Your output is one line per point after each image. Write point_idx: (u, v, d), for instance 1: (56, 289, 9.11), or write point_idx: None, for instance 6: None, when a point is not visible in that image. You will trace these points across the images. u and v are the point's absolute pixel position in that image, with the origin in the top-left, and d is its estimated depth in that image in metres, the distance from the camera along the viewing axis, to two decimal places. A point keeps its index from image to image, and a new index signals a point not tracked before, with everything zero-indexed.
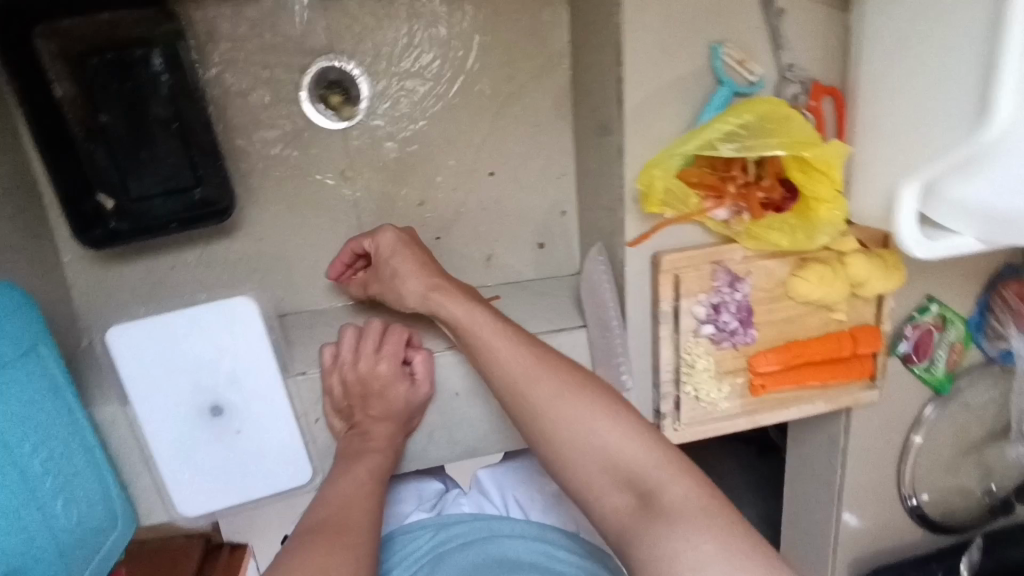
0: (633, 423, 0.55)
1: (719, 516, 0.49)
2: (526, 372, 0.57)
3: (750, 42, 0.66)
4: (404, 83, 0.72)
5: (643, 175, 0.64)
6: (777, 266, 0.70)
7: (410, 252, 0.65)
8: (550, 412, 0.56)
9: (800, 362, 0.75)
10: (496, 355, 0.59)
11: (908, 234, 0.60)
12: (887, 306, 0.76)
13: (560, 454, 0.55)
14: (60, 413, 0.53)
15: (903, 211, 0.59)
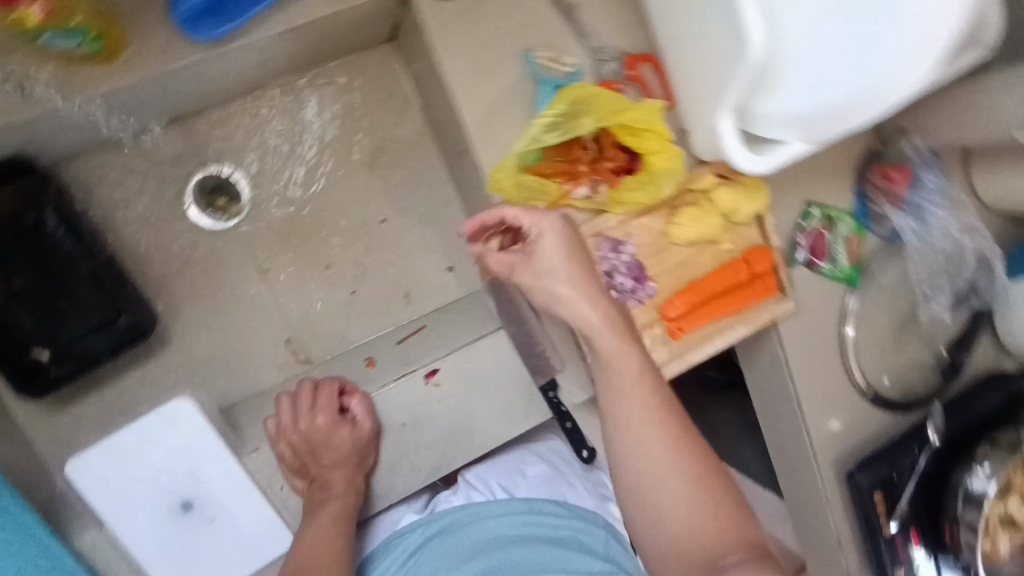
0: (732, 526, 0.60)
1: None
2: (666, 446, 0.61)
3: (557, 41, 0.74)
4: (277, 170, 0.82)
5: (495, 181, 0.72)
6: (652, 221, 0.79)
7: (576, 258, 0.66)
8: (649, 455, 0.61)
9: (707, 297, 0.82)
10: (626, 392, 0.63)
11: (739, 157, 0.68)
12: (767, 224, 0.83)
13: (648, 494, 0.61)
14: (34, 553, 0.58)
15: (726, 141, 0.67)
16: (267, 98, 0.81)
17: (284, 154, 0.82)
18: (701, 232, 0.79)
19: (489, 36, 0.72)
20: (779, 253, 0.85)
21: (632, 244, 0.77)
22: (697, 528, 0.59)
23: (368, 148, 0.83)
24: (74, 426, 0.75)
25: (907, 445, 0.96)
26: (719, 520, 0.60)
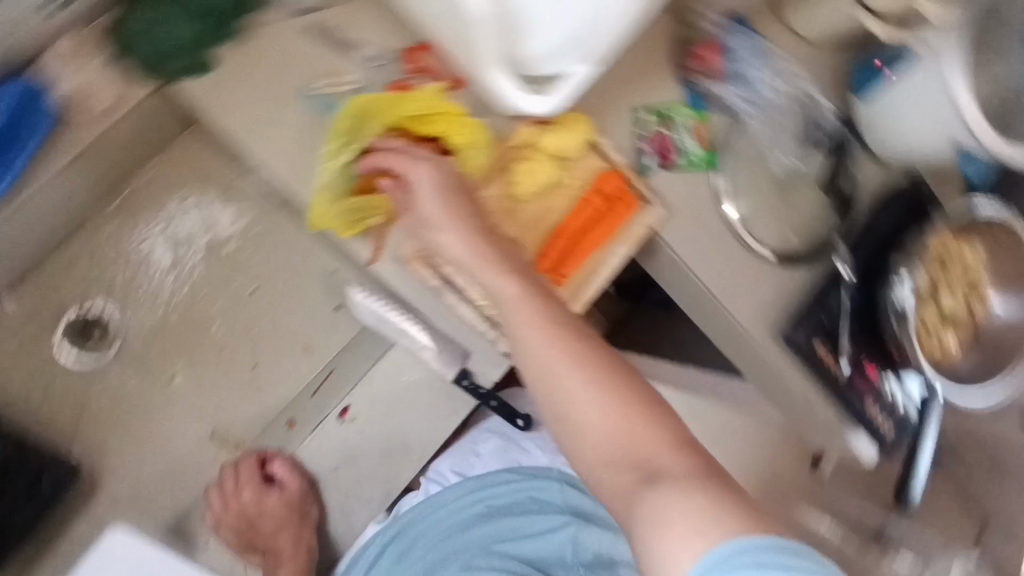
0: (655, 418, 0.59)
1: (730, 504, 0.53)
2: (564, 359, 0.60)
3: (329, 65, 0.75)
4: (134, 293, 0.94)
5: (318, 217, 0.72)
6: (493, 189, 0.81)
7: (452, 200, 0.67)
8: (568, 378, 0.59)
9: (574, 237, 0.84)
10: (534, 324, 0.62)
11: (534, 103, 0.70)
12: (604, 147, 0.86)
13: (574, 416, 0.59)
14: None
15: (514, 95, 0.70)
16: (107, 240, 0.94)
17: (140, 280, 0.94)
18: (541, 182, 0.82)
19: (263, 89, 0.74)
20: (626, 167, 0.87)
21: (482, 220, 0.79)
22: (628, 441, 0.58)
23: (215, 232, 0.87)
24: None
25: (828, 290, 0.98)
26: (652, 430, 0.58)
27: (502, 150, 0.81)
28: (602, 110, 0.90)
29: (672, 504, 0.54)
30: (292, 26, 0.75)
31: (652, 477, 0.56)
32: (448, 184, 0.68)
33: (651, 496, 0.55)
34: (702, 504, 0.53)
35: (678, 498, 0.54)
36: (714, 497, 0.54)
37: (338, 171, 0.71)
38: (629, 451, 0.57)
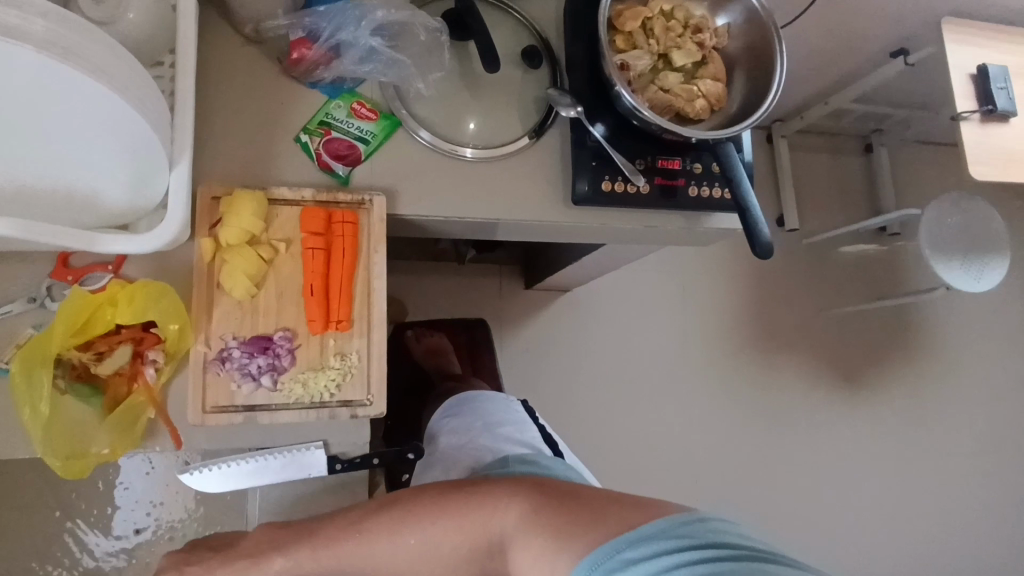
0: (472, 509, 0.76)
1: (550, 524, 0.69)
2: (394, 528, 0.78)
3: (6, 334, 0.76)
4: None
5: (81, 461, 0.75)
6: (222, 308, 0.80)
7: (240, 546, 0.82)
8: (405, 560, 0.79)
9: (325, 287, 0.83)
10: (354, 554, 0.79)
11: (165, 228, 0.73)
12: (286, 196, 0.85)
13: (440, 557, 0.78)
14: None
15: (142, 240, 0.72)
16: None
17: None
18: (255, 269, 0.80)
19: None
20: (317, 197, 0.86)
21: (234, 341, 0.80)
22: (474, 536, 0.76)
23: None
24: None
25: (578, 137, 0.96)
26: (474, 514, 0.76)
27: (198, 278, 0.80)
28: (261, 162, 0.87)
29: (529, 552, 0.70)
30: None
31: (503, 540, 0.74)
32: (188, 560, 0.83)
33: (513, 555, 0.72)
34: (542, 546, 0.68)
35: (529, 548, 0.69)
36: (544, 531, 0.69)
37: (60, 415, 0.74)
38: (476, 538, 0.76)
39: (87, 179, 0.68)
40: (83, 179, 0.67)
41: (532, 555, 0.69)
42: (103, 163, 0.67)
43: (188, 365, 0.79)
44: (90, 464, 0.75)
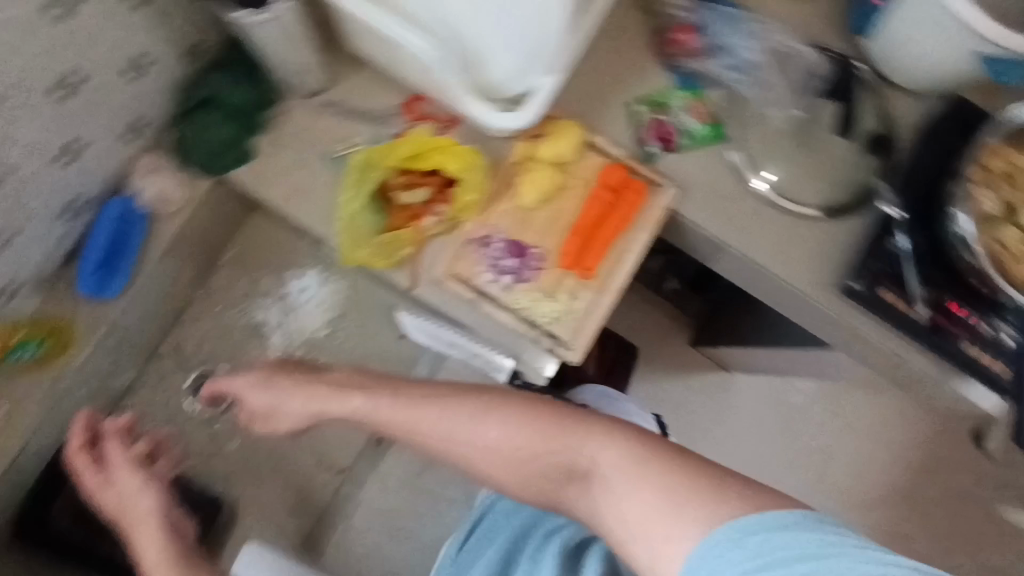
0: (562, 427, 0.67)
1: (657, 470, 0.59)
2: (464, 421, 0.71)
3: (348, 133, 0.89)
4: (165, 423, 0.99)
5: (353, 257, 0.87)
6: (505, 204, 0.88)
7: (280, 371, 0.88)
8: (477, 459, 0.70)
9: (590, 233, 0.88)
10: (430, 431, 0.73)
11: (509, 120, 0.79)
12: (601, 145, 0.89)
13: (506, 464, 0.68)
14: None
15: (488, 116, 0.79)
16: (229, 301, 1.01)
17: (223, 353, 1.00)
18: (548, 187, 0.87)
19: (299, 163, 0.88)
20: (625, 158, 0.90)
21: (501, 234, 0.88)
22: (553, 461, 0.66)
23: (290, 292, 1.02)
24: None
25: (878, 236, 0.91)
26: (562, 437, 0.66)
27: (503, 171, 0.88)
28: (595, 101, 0.92)
29: (632, 498, 0.58)
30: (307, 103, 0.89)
31: (591, 475, 0.63)
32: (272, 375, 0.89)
33: (598, 495, 0.62)
34: (652, 496, 0.57)
35: (634, 498, 0.58)
36: (656, 484, 0.58)
37: (358, 217, 0.86)
38: (559, 463, 0.66)
39: (483, 56, 0.77)
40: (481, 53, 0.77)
41: (638, 505, 0.57)
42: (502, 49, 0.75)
43: (457, 231, 0.88)
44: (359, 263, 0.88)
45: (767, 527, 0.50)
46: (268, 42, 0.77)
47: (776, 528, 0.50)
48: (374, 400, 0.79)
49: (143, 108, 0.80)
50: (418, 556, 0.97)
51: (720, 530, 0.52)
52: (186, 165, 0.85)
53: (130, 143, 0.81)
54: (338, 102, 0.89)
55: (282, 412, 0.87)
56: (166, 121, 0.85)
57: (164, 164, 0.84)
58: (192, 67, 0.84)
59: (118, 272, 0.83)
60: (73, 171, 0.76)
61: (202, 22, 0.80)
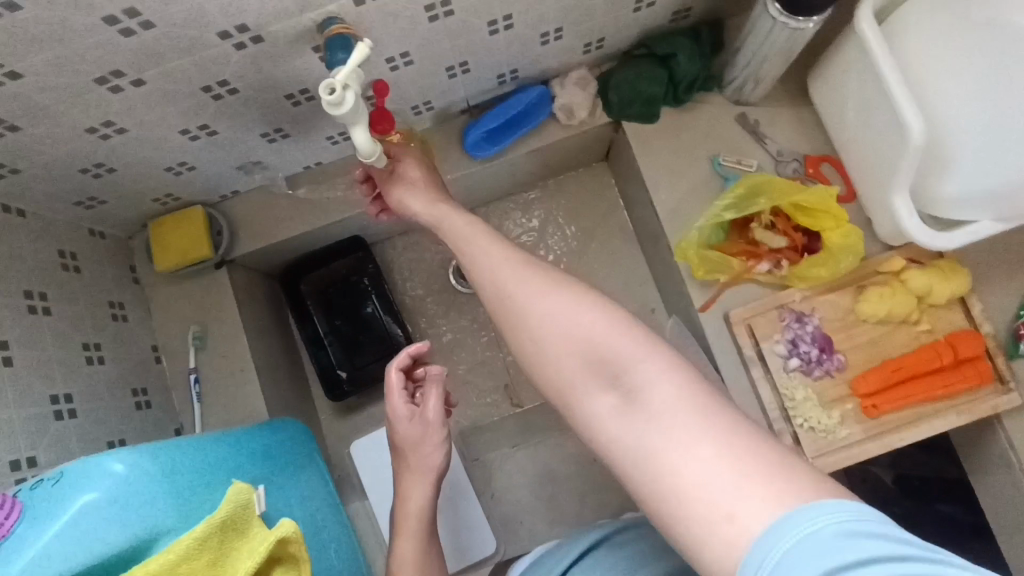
0: (619, 327, 0.54)
1: (724, 421, 0.47)
2: (515, 277, 0.60)
3: (742, 147, 0.88)
4: (420, 268, 1.07)
5: (679, 253, 0.86)
6: (839, 297, 0.83)
7: (430, 176, 0.77)
8: (521, 326, 0.59)
9: (902, 378, 0.80)
10: (491, 272, 0.63)
11: (927, 236, 0.71)
12: (974, 309, 0.81)
13: (545, 337, 0.56)
14: (315, 477, 0.80)
15: (908, 219, 0.72)
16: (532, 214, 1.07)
17: None
18: (894, 312, 0.81)
19: (683, 146, 0.89)
20: (989, 338, 0.81)
21: (816, 321, 0.83)
22: (597, 357, 0.53)
23: (580, 239, 1.06)
24: (355, 423, 1.07)
25: None
26: (617, 338, 0.53)
27: (864, 270, 0.83)
28: (996, 268, 0.83)
29: (683, 444, 0.47)
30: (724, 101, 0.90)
31: (632, 395, 0.51)
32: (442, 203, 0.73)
33: (635, 417, 0.50)
34: (712, 447, 0.45)
35: (688, 447, 0.46)
36: (724, 436, 0.46)
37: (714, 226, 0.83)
38: (602, 363, 0.53)
39: (951, 161, 0.70)
40: (949, 156, 0.70)
41: (694, 458, 0.46)
42: (976, 166, 0.68)
43: (778, 291, 0.85)
44: (680, 260, 0.87)
45: (844, 530, 0.38)
46: (770, 46, 0.76)
47: (849, 531, 0.38)
48: (461, 229, 0.69)
49: (615, 35, 0.84)
50: (529, 512, 0.96)
51: (786, 519, 0.40)
52: (601, 94, 0.90)
53: (584, 55, 0.86)
54: (751, 117, 0.89)
55: (407, 203, 0.74)
56: (616, 54, 0.89)
57: (590, 85, 0.89)
58: (673, 23, 0.86)
59: (496, 143, 0.91)
60: (539, 51, 0.82)
61: None
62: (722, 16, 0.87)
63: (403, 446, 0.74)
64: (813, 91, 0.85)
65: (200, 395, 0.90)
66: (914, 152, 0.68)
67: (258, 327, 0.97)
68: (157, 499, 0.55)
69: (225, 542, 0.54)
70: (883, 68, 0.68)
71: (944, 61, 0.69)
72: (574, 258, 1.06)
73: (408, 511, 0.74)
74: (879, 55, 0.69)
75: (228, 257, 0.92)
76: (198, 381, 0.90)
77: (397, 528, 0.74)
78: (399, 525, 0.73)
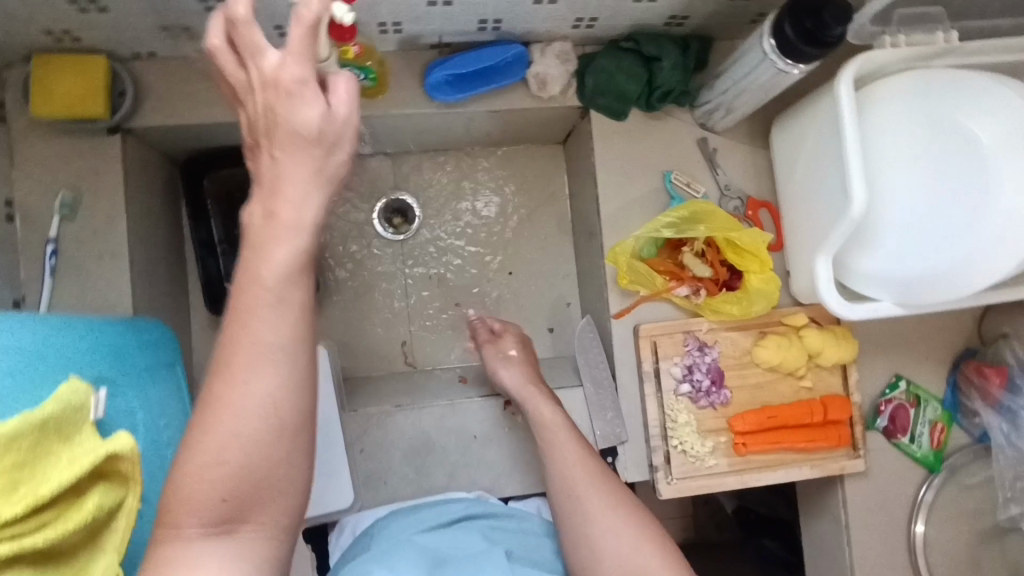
0: (667, 555, 0.68)
1: None
2: (584, 479, 0.74)
3: (694, 170, 0.89)
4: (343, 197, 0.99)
5: (611, 256, 0.85)
6: (740, 337, 0.86)
7: (527, 350, 0.88)
8: (582, 531, 0.71)
9: (776, 425, 0.85)
10: (565, 473, 0.75)
11: (833, 300, 0.76)
12: (851, 377, 0.87)
13: (604, 555, 0.69)
14: (166, 389, 0.72)
15: (822, 280, 0.76)
16: (474, 177, 1.02)
17: (434, 202, 1.01)
18: (786, 363, 0.85)
19: (641, 152, 0.88)
20: (856, 407, 0.87)
21: (716, 353, 0.86)
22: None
23: (516, 215, 1.03)
24: None
25: None
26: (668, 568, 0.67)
27: (770, 318, 0.87)
28: (877, 345, 0.90)
29: None
30: (690, 119, 0.89)
31: None
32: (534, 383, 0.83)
33: None
34: None
35: None
36: None
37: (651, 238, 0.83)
38: None
39: (872, 242, 0.75)
40: (871, 237, 0.75)
41: None
42: (895, 254, 0.73)
43: (690, 317, 0.86)
44: (610, 262, 0.87)
45: None
46: (749, 82, 0.76)
47: None
48: (534, 405, 0.80)
49: (608, 19, 0.81)
50: None
51: None
52: (577, 75, 0.86)
53: (571, 29, 0.82)
54: (711, 143, 0.89)
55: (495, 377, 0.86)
56: (603, 39, 0.86)
57: (570, 62, 0.85)
58: (666, 26, 0.84)
59: (460, 90, 0.85)
60: (529, 9, 0.77)
61: (715, 11, 0.80)
62: (712, 34, 0.86)
63: (281, 138, 0.48)
64: (773, 136, 0.87)
65: (54, 270, 0.79)
66: (848, 226, 0.72)
67: (140, 210, 0.86)
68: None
69: (40, 444, 0.47)
70: (848, 136, 0.70)
71: (896, 149, 0.72)
72: (504, 232, 1.03)
73: (284, 219, 0.47)
74: (848, 124, 0.69)
75: (126, 124, 0.82)
76: (55, 255, 0.79)
77: (256, 242, 0.47)
78: (257, 239, 0.47)
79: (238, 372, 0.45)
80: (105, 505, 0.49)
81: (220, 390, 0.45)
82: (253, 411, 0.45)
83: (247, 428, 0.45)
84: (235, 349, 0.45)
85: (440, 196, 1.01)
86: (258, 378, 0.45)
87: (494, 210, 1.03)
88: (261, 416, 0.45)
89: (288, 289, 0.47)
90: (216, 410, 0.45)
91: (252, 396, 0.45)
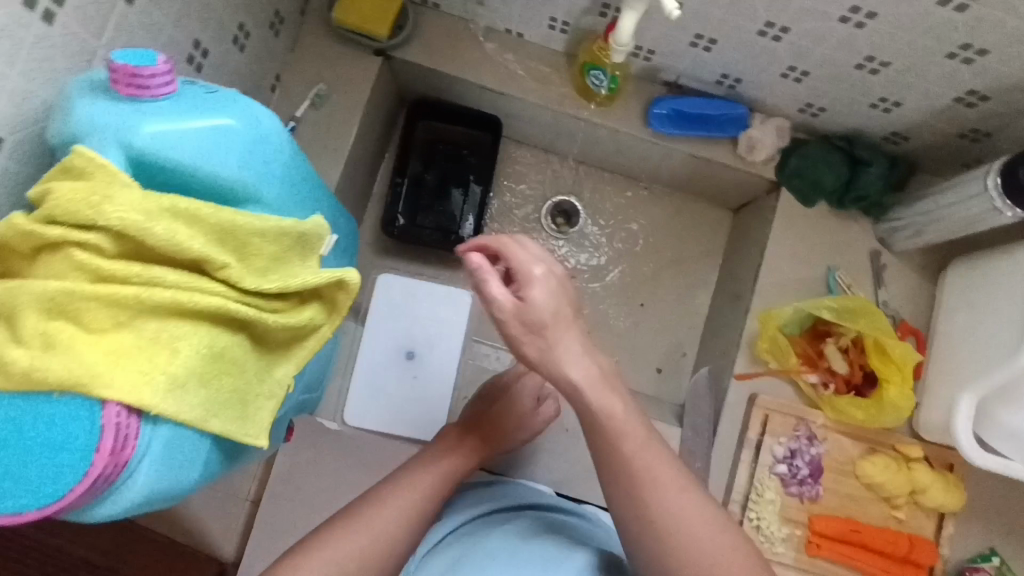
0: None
1: None
2: (664, 490, 0.49)
3: (859, 278, 0.92)
4: (526, 186, 1.11)
5: (760, 319, 0.89)
6: (850, 444, 0.87)
7: (564, 294, 0.50)
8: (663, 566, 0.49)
9: (856, 541, 0.84)
10: (638, 494, 0.50)
11: (966, 441, 0.76)
12: (946, 528, 0.85)
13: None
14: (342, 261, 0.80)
15: (960, 418, 0.76)
16: (643, 211, 1.10)
17: (598, 219, 1.10)
18: (890, 486, 0.84)
19: (816, 241, 0.93)
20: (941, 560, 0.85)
21: (822, 449, 0.86)
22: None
23: (665, 258, 1.09)
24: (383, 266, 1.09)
25: None
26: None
27: (885, 438, 0.87)
28: (984, 512, 0.87)
29: None
30: (871, 231, 0.93)
31: None
32: (586, 388, 0.49)
33: None
34: None
35: None
36: None
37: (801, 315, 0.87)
38: None
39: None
40: None
41: None
42: None
43: (809, 405, 0.88)
44: (755, 324, 0.90)
45: None
46: (955, 211, 0.79)
47: None
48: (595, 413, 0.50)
49: (836, 114, 0.87)
50: None
51: None
52: (784, 153, 0.92)
53: (797, 112, 0.89)
54: (882, 259, 0.93)
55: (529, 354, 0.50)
56: (817, 132, 0.92)
57: (783, 139, 0.91)
58: (881, 141, 0.90)
59: (677, 127, 0.92)
60: (773, 79, 0.84)
61: (937, 141, 0.85)
62: (922, 165, 0.90)
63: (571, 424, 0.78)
64: (945, 273, 0.90)
65: None
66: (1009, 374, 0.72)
67: (367, 124, 0.97)
68: (270, 173, 0.53)
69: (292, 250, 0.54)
70: None
71: None
72: (651, 268, 1.09)
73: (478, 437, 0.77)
74: None
75: (390, 52, 0.94)
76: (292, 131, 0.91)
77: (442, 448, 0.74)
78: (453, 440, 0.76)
79: (388, 505, 0.63)
80: (314, 321, 0.58)
81: (363, 512, 0.62)
82: (377, 534, 0.60)
83: (360, 547, 0.59)
84: (393, 492, 0.64)
85: (606, 216, 1.10)
86: (399, 534, 0.61)
87: (648, 246, 1.09)
88: (376, 543, 0.60)
89: (446, 477, 0.69)
90: (360, 530, 0.60)
91: (379, 527, 0.61)
